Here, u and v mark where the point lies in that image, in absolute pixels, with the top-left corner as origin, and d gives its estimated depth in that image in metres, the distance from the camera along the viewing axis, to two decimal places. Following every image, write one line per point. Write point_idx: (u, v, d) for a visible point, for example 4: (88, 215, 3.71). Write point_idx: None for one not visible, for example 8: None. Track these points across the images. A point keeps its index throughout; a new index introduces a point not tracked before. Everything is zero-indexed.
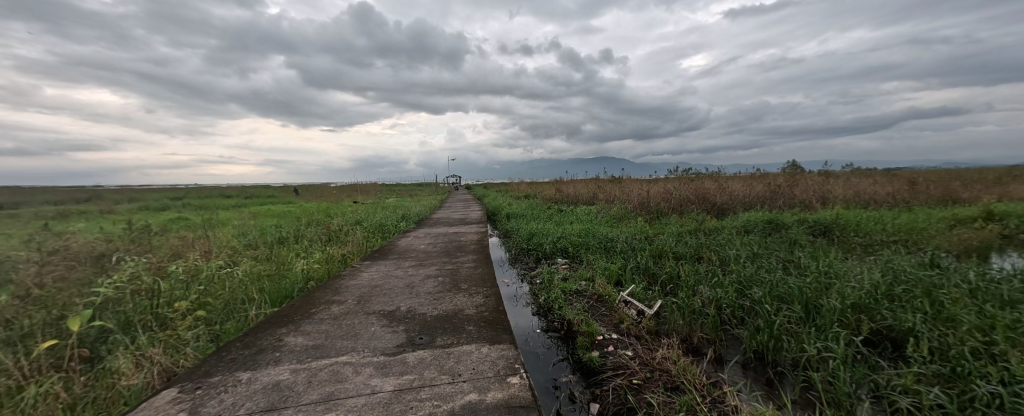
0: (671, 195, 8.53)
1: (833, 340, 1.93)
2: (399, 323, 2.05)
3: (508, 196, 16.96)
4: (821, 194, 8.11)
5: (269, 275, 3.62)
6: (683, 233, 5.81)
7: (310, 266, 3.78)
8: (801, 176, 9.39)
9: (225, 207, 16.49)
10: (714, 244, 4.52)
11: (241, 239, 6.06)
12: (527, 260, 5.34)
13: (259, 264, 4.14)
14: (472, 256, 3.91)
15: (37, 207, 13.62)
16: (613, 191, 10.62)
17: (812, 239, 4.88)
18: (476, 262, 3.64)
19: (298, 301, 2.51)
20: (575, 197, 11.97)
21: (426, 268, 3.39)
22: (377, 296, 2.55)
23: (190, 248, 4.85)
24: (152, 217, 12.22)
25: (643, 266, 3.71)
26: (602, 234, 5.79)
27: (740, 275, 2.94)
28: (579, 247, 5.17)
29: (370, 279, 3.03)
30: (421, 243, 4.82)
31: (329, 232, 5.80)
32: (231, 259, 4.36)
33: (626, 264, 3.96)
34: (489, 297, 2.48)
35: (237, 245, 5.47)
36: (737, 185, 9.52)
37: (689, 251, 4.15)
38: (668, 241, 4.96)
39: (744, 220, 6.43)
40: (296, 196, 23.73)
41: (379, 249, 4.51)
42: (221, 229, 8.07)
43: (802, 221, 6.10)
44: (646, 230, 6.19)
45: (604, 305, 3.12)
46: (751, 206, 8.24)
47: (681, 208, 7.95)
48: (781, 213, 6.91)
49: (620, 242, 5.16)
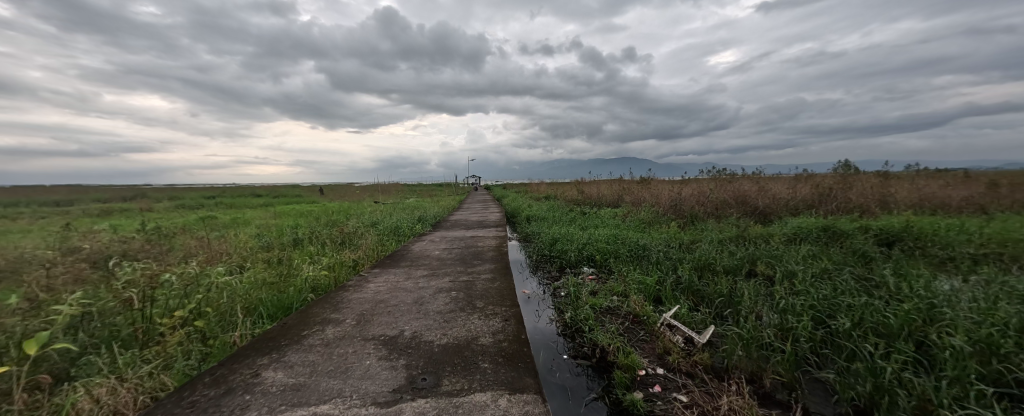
0: (707, 197, 7.93)
1: (976, 401, 1.43)
2: (401, 355, 1.70)
3: (529, 196, 16.59)
4: (879, 198, 7.34)
5: (275, 283, 3.40)
6: (725, 241, 5.24)
7: (318, 272, 3.53)
8: (855, 177, 8.56)
9: (252, 205, 16.99)
10: (766, 256, 3.97)
11: (259, 240, 5.99)
12: (549, 267, 4.94)
13: (269, 269, 3.95)
14: (490, 265, 3.53)
15: (83, 206, 14.46)
16: (641, 192, 10.04)
17: (882, 251, 4.23)
18: (494, 272, 3.28)
19: (292, 319, 2.21)
20: (600, 198, 11.45)
21: (438, 280, 3.04)
22: (380, 315, 2.21)
23: (204, 249, 4.76)
24: (185, 215, 12.66)
25: (686, 281, 3.24)
26: (634, 241, 5.30)
27: (812, 299, 2.44)
28: (608, 254, 4.71)
29: (375, 292, 2.70)
30: (437, 248, 4.50)
31: (343, 234, 5.61)
32: (241, 265, 4.20)
33: (665, 278, 3.49)
34: (509, 321, 2.10)
35: (252, 247, 5.37)
36: (780, 187, 8.77)
37: (739, 264, 3.63)
38: (709, 250, 4.43)
39: (793, 227, 5.82)
40: (321, 195, 24.32)
41: (392, 254, 4.24)
42: (243, 228, 8.10)
43: (865, 230, 5.42)
44: (682, 237, 5.65)
45: (643, 328, 2.67)
46: (797, 210, 7.53)
47: (719, 212, 7.35)
48: (837, 219, 6.22)
49: (655, 250, 4.67)
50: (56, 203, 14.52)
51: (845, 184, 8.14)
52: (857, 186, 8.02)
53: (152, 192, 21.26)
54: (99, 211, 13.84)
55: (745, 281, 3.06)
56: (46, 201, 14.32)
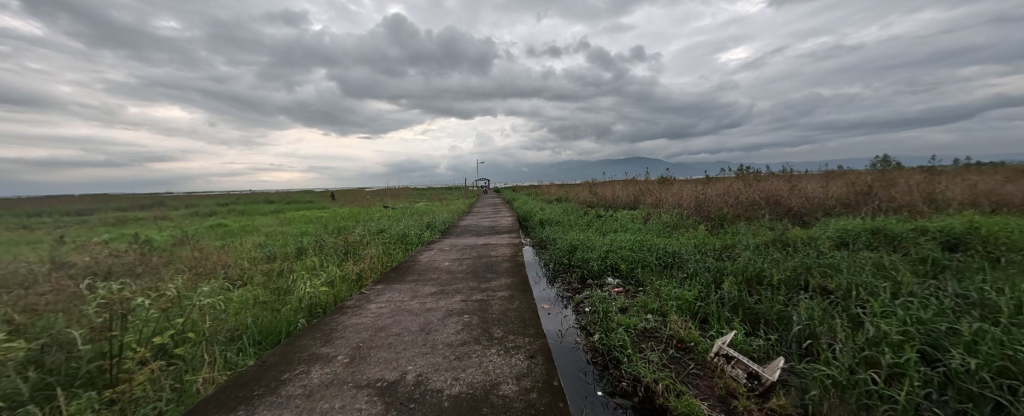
0: (736, 198, 7.44)
1: None
2: (402, 412, 1.33)
3: (540, 199, 16.24)
4: (926, 196, 6.89)
5: (270, 299, 3.08)
6: (764, 248, 4.76)
7: (318, 288, 3.21)
8: (895, 174, 8.04)
9: (263, 212, 17.03)
10: (820, 267, 3.50)
11: (262, 249, 5.72)
12: (568, 278, 4.53)
13: (267, 284, 3.64)
14: (506, 280, 3.15)
15: (99, 216, 14.61)
16: (660, 193, 9.56)
17: (951, 257, 3.75)
18: (511, 289, 2.88)
19: (274, 354, 1.84)
20: (616, 200, 10.97)
21: (448, 300, 2.65)
22: (380, 349, 1.83)
23: (201, 261, 4.48)
24: (196, 224, 12.63)
25: (734, 300, 2.80)
26: (661, 247, 4.85)
27: (905, 327, 1.99)
28: (634, 264, 4.29)
29: (375, 316, 2.32)
30: (446, 259, 4.13)
31: (348, 243, 5.29)
32: (239, 281, 3.90)
33: (707, 295, 3.06)
34: (536, 359, 1.71)
35: (252, 258, 5.09)
36: (813, 186, 8.23)
37: (792, 278, 3.17)
38: (750, 259, 3.98)
39: (838, 230, 5.42)
40: (332, 201, 24.39)
41: (398, 267, 3.89)
42: (246, 237, 7.85)
43: (921, 233, 4.96)
44: (713, 242, 5.19)
45: (692, 359, 2.25)
46: (833, 211, 7.07)
47: (750, 213, 6.86)
48: (888, 221, 5.77)
49: (688, 259, 4.23)
50: (77, 213, 14.80)
51: (886, 183, 7.64)
52: (899, 184, 7.50)
53: (169, 201, 21.64)
54: (114, 220, 13.99)
55: (807, 301, 2.61)
56: (66, 210, 14.59)
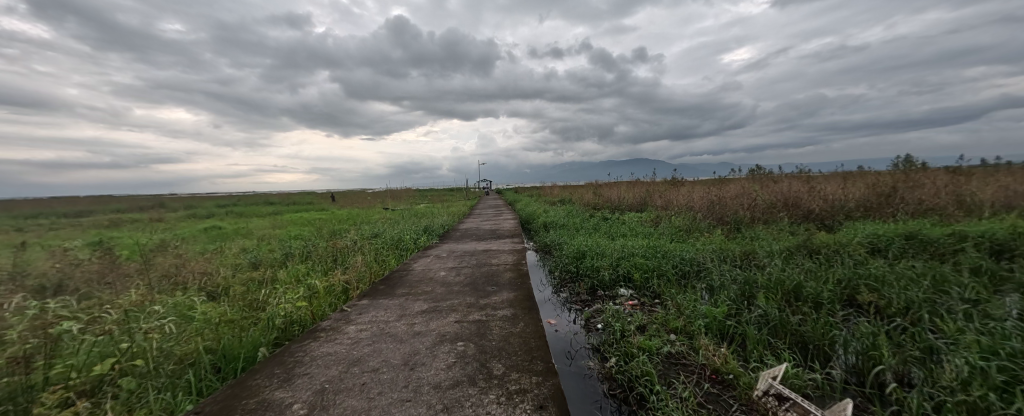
0: (751, 200, 7.05)
1: None
2: None
3: (543, 201, 15.87)
4: (954, 198, 6.50)
5: (242, 316, 2.71)
6: (790, 256, 4.36)
7: (297, 303, 2.85)
8: (919, 175, 7.65)
9: (261, 214, 16.74)
10: (862, 279, 3.11)
11: (248, 255, 5.35)
12: (576, 287, 4.15)
13: (242, 296, 3.27)
14: (508, 295, 2.77)
15: (92, 219, 14.34)
16: (668, 195, 9.17)
17: (1007, 268, 3.36)
18: (514, 307, 2.50)
19: (215, 401, 1.47)
20: (622, 201, 10.57)
21: (440, 321, 2.27)
22: (349, 393, 1.45)
23: (177, 270, 4.12)
24: (190, 226, 12.30)
25: (774, 322, 2.42)
26: (678, 254, 4.45)
27: (1007, 364, 1.61)
28: (649, 273, 3.91)
29: (352, 344, 1.94)
30: (442, 269, 3.76)
31: (339, 249, 4.92)
32: (214, 292, 3.53)
33: (738, 313, 2.68)
34: (547, 412, 1.33)
35: (235, 265, 4.72)
36: (832, 187, 7.83)
37: (836, 292, 2.79)
38: (779, 268, 3.59)
39: (867, 235, 5.04)
40: (332, 203, 24.11)
41: (390, 277, 3.53)
42: (236, 241, 7.49)
43: (959, 238, 4.58)
44: (732, 248, 4.80)
45: (736, 399, 1.86)
46: (854, 215, 6.69)
47: (768, 216, 6.47)
48: (921, 225, 5.36)
49: (708, 268, 3.84)
50: (72, 216, 14.56)
51: (910, 184, 7.26)
52: (924, 186, 7.11)
53: (169, 203, 21.56)
54: (109, 222, 13.73)
55: (863, 324, 2.23)
56: (61, 212, 14.40)
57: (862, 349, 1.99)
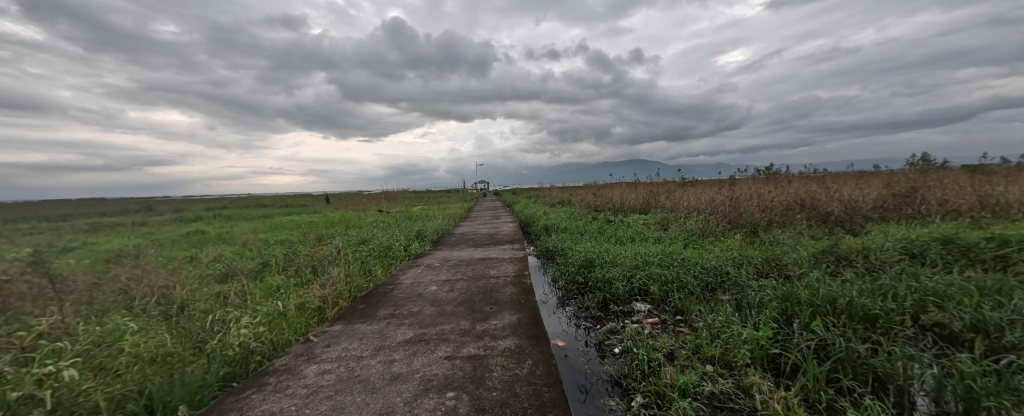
0: (765, 202, 6.66)
1: None
2: None
3: (542, 203, 15.50)
4: (981, 198, 6.10)
5: (188, 346, 2.24)
6: (821, 263, 3.93)
7: (258, 329, 2.38)
8: (939, 175, 7.28)
9: (251, 217, 16.25)
10: (921, 294, 2.69)
11: (221, 264, 4.87)
12: (585, 301, 3.70)
13: (197, 317, 2.79)
14: (512, 319, 2.30)
15: (74, 222, 13.85)
16: (674, 197, 8.76)
17: None
18: (518, 337, 2.03)
19: None
20: (625, 202, 10.13)
21: (424, 358, 1.80)
22: None
23: (132, 286, 3.64)
24: (174, 231, 11.77)
25: (838, 353, 1.98)
26: (696, 261, 4.02)
27: None
28: (668, 286, 3.48)
29: (306, 397, 1.48)
30: (433, 282, 3.29)
31: (319, 259, 4.43)
32: (168, 311, 3.06)
33: (787, 339, 2.25)
34: None
35: (202, 277, 4.25)
36: (848, 188, 7.44)
37: (896, 309, 2.37)
38: (817, 278, 3.16)
39: (897, 240, 4.64)
40: (325, 205, 23.65)
41: (372, 294, 3.06)
42: (215, 247, 6.99)
43: (1002, 242, 4.17)
44: (753, 254, 4.37)
45: None
46: (875, 217, 6.30)
47: (785, 218, 6.05)
48: (955, 228, 4.94)
49: (734, 281, 3.43)
50: (51, 219, 14.04)
51: (932, 185, 6.86)
52: (948, 186, 6.72)
53: (159, 207, 21.00)
54: (91, 226, 13.23)
55: (955, 359, 1.79)
56: (43, 215, 13.89)
57: (970, 397, 1.55)
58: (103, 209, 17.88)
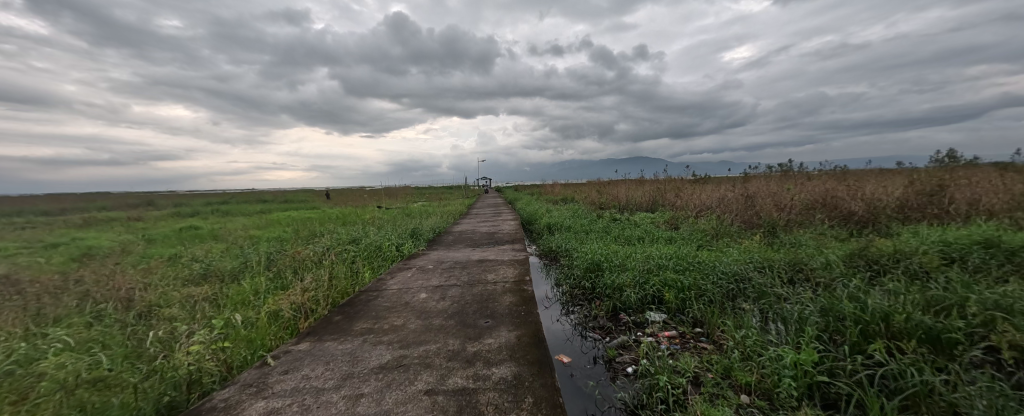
0: (783, 201, 6.27)
1: None
2: None
3: (545, 200, 15.12)
4: (1017, 197, 5.68)
5: (128, 367, 1.92)
6: (853, 268, 3.56)
7: (214, 343, 2.05)
8: (967, 173, 6.86)
9: (248, 212, 15.99)
10: (986, 309, 2.31)
11: (201, 264, 4.56)
12: (593, 308, 3.35)
13: (152, 328, 2.46)
14: (510, 338, 1.95)
15: (66, 217, 13.62)
16: (684, 195, 8.37)
17: None
18: (517, 362, 1.69)
19: None
20: (631, 200, 9.74)
21: (398, 392, 1.45)
22: None
23: (95, 292, 3.33)
24: (168, 226, 11.52)
25: (908, 386, 1.62)
26: (714, 265, 3.66)
27: None
28: (686, 294, 3.13)
29: None
30: (422, 288, 2.95)
31: (303, 260, 4.10)
32: (126, 322, 2.74)
33: (836, 363, 1.89)
34: None
35: (177, 278, 3.94)
36: (870, 186, 7.02)
37: (964, 329, 2.01)
38: (856, 287, 2.79)
39: (933, 243, 4.25)
40: (324, 201, 23.43)
41: (353, 302, 2.73)
42: (202, 245, 6.69)
43: None
44: (775, 256, 4.01)
45: None
46: (900, 218, 5.91)
47: (805, 218, 5.66)
48: (994, 229, 4.54)
49: (759, 290, 3.08)
50: (46, 212, 13.84)
51: (960, 183, 6.43)
52: (979, 185, 6.28)
53: (158, 201, 20.86)
54: (85, 220, 13.02)
55: None
56: (38, 209, 13.70)
57: None
58: (103, 203, 17.71)
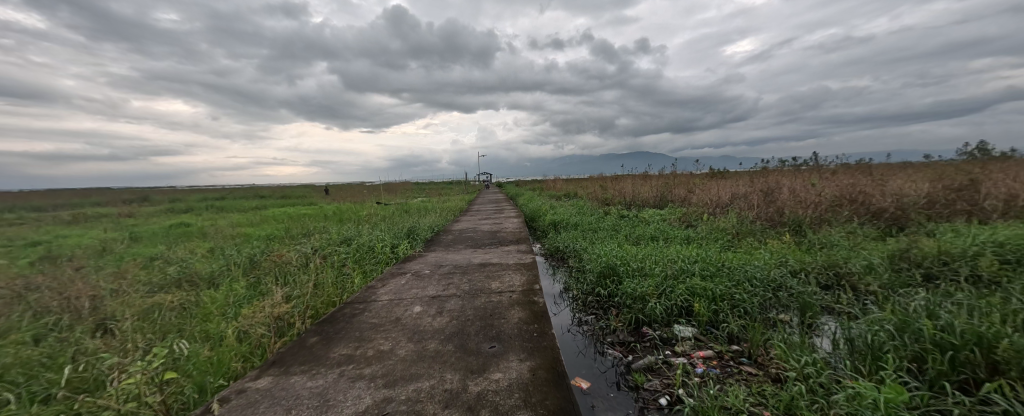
0: (805, 197, 5.85)
1: None
2: None
3: (548, 196, 14.65)
4: None
5: (45, 411, 1.52)
6: (902, 273, 3.15)
7: (157, 374, 1.66)
8: (1001, 166, 6.42)
9: (243, 208, 15.54)
10: None
11: (176, 267, 4.16)
12: (610, 320, 2.95)
13: (96, 352, 2.07)
14: (522, 372, 1.55)
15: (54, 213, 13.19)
16: (695, 191, 7.95)
17: None
18: (533, 411, 1.30)
19: None
20: (638, 195, 9.32)
21: None
22: None
23: (46, 302, 2.93)
24: (159, 223, 11.10)
25: None
26: (744, 269, 3.27)
27: None
28: (718, 306, 2.72)
29: None
30: (416, 300, 2.54)
31: (289, 263, 3.72)
32: (73, 340, 2.36)
33: (934, 405, 1.50)
34: None
35: (147, 284, 3.55)
36: (896, 181, 6.58)
37: None
38: (922, 299, 2.38)
39: (982, 242, 3.83)
40: (322, 197, 22.98)
41: (334, 317, 2.33)
42: (186, 244, 6.29)
43: None
44: (809, 259, 3.60)
45: None
46: (934, 215, 5.46)
47: (832, 216, 5.25)
48: None
49: (802, 301, 2.68)
50: (35, 207, 13.44)
51: (996, 177, 5.98)
52: (1014, 179, 5.86)
53: (153, 196, 20.46)
54: (75, 216, 12.65)
55: None
56: (28, 204, 13.31)
57: None
58: (96, 199, 17.30)
